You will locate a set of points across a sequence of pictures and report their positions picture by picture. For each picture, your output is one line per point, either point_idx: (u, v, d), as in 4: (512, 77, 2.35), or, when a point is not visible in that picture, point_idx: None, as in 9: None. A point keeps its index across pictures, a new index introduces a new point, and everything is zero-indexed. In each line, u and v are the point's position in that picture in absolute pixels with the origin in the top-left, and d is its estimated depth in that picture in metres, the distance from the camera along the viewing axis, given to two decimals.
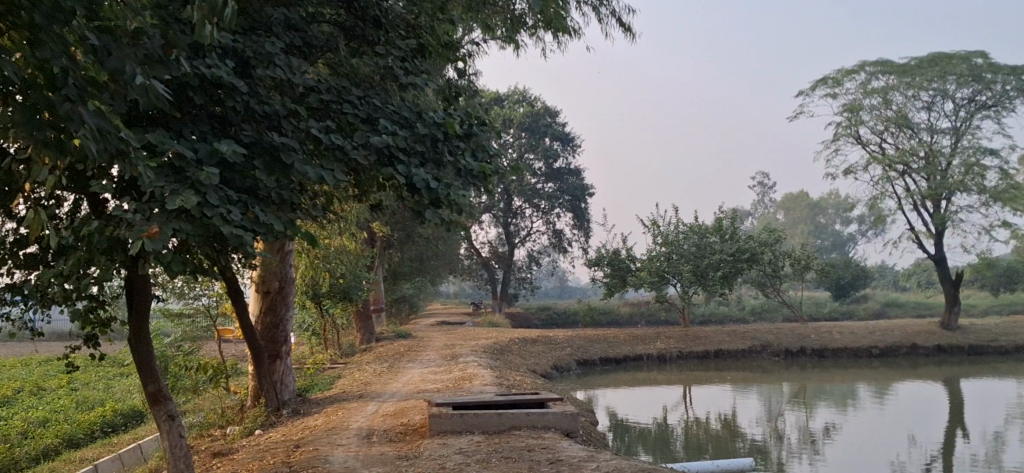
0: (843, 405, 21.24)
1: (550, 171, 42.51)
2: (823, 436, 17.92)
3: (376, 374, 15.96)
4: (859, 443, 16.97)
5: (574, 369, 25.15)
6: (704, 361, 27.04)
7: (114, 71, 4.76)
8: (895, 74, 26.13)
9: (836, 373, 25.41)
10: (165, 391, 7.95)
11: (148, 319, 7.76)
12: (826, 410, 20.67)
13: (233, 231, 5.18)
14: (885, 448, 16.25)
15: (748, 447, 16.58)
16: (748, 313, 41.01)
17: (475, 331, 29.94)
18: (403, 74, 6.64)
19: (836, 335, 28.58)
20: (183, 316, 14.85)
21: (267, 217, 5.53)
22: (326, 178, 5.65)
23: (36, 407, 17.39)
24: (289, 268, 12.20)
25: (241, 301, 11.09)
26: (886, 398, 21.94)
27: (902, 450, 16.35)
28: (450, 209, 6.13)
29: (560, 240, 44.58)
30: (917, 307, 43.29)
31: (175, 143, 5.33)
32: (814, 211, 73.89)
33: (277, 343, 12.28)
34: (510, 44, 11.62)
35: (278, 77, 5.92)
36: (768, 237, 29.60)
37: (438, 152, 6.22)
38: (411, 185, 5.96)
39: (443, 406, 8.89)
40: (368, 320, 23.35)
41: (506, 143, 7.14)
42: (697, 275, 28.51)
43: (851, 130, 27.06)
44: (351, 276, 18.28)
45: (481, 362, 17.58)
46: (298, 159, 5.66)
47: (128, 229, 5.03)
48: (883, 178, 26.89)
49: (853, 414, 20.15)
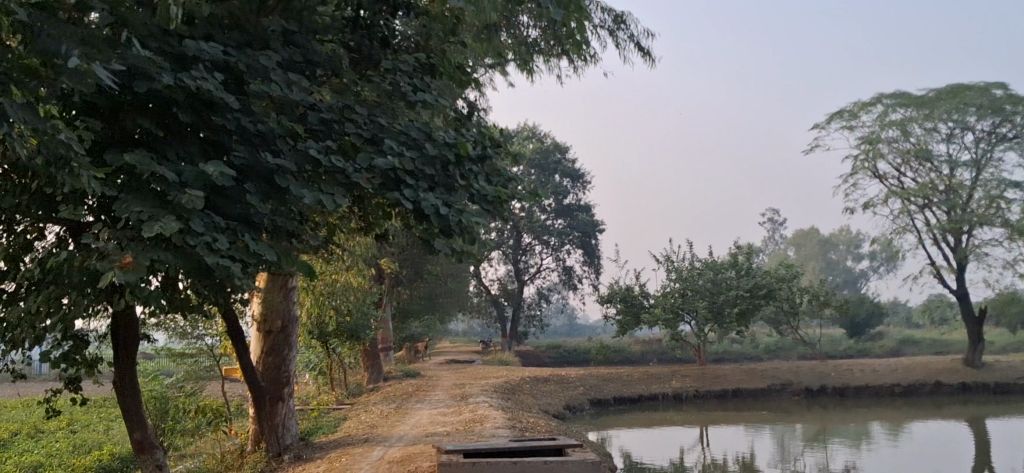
0: (863, 444, 20.55)
1: (560, 207, 41.99)
2: None
3: (384, 415, 15.30)
4: None
5: (588, 408, 24.45)
6: (722, 401, 26.28)
7: (51, 55, 4.24)
8: (914, 106, 25.62)
9: (856, 412, 24.64)
10: (152, 439, 7.34)
11: (133, 362, 7.20)
12: (845, 450, 19.95)
13: (221, 262, 4.65)
14: None
15: None
16: (762, 351, 40.26)
17: (485, 369, 29.23)
18: (411, 92, 6.05)
19: (857, 373, 27.82)
20: (186, 356, 14.10)
21: (258, 245, 4.99)
22: (326, 202, 5.08)
23: (32, 450, 16.73)
24: (291, 304, 11.63)
25: (242, 342, 10.51)
26: (902, 437, 21.28)
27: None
28: (463, 239, 5.53)
29: (571, 277, 43.98)
30: (934, 343, 42.45)
31: (157, 163, 4.82)
32: (825, 247, 73.25)
33: (280, 383, 11.66)
34: (522, 71, 11.08)
35: (274, 93, 5.33)
36: (785, 272, 28.93)
37: (448, 176, 5.60)
38: (420, 211, 5.38)
39: (454, 454, 8.24)
40: (376, 359, 22.72)
41: (523, 168, 6.57)
42: (712, 311, 27.79)
43: (870, 162, 26.49)
44: (358, 314, 17.71)
45: (493, 402, 16.92)
46: (293, 181, 5.11)
47: (100, 259, 4.52)
48: (903, 212, 26.28)
49: (874, 454, 19.45)
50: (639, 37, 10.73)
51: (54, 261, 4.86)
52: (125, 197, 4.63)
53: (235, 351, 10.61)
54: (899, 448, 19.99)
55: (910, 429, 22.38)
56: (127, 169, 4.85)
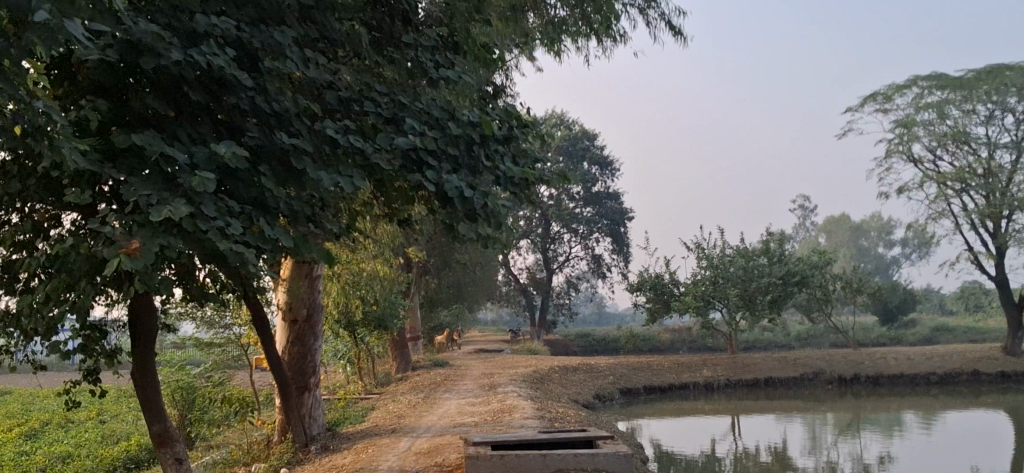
0: (896, 433, 20.16)
1: (588, 195, 41.63)
2: (879, 467, 16.84)
3: (411, 406, 15.11)
4: None
5: (618, 398, 24.15)
6: (754, 390, 25.90)
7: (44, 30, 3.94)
8: (951, 88, 25.03)
9: (891, 401, 24.18)
10: (172, 432, 7.16)
11: (153, 352, 7.01)
12: (879, 439, 19.57)
13: (235, 248, 4.41)
14: None
15: None
16: (793, 339, 39.77)
17: (514, 358, 29.00)
18: (434, 69, 5.78)
19: (892, 362, 27.33)
20: (213, 346, 13.78)
21: (274, 231, 4.74)
22: (345, 185, 4.83)
23: (61, 441, 16.69)
24: (317, 293, 11.45)
25: (267, 332, 10.33)
26: (935, 426, 20.85)
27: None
28: (490, 224, 5.27)
29: (599, 265, 43.66)
30: (970, 331, 41.75)
31: (167, 145, 4.60)
32: (856, 234, 72.41)
33: (306, 373, 11.47)
34: (550, 52, 10.78)
35: (289, 71, 5.10)
36: (818, 259, 28.46)
37: (473, 156, 5.33)
38: (443, 194, 5.12)
39: (482, 446, 8.01)
40: (404, 348, 22.55)
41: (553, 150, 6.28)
42: (744, 300, 27.37)
43: (905, 146, 25.95)
44: (385, 303, 17.53)
45: (522, 391, 16.68)
46: (311, 163, 4.87)
47: (107, 245, 4.30)
48: (939, 197, 25.73)
49: (909, 444, 19.04)
50: (670, 16, 10.42)
51: (63, 248, 4.65)
52: (133, 181, 4.42)
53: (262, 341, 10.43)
54: (934, 437, 19.57)
55: (943, 418, 21.92)
56: (136, 152, 4.64)
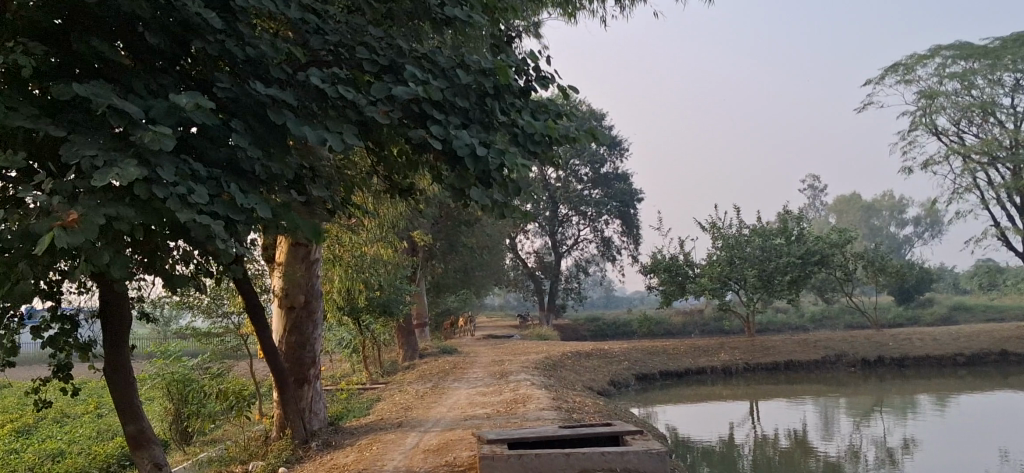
0: (913, 415, 19.46)
1: (596, 176, 40.72)
2: (903, 451, 16.09)
3: (418, 396, 14.33)
4: (943, 458, 15.21)
5: (633, 384, 23.34)
6: (774, 374, 25.10)
7: None
8: (978, 58, 24.16)
9: (915, 383, 23.36)
10: (148, 433, 6.36)
11: (125, 344, 6.24)
12: (897, 422, 18.83)
13: (201, 219, 3.61)
14: (971, 466, 14.51)
15: (822, 467, 14.81)
16: (807, 320, 38.93)
17: (524, 344, 28.19)
18: (440, 9, 4.93)
19: (915, 342, 26.51)
20: (211, 336, 12.92)
21: (249, 199, 3.93)
22: (333, 142, 4.02)
23: (54, 437, 15.89)
24: (314, 279, 10.64)
25: (262, 321, 9.53)
26: (949, 408, 20.12)
27: (995, 466, 14.60)
28: (507, 189, 4.47)
29: (609, 248, 42.83)
30: (987, 310, 40.95)
31: (116, 95, 3.79)
32: (866, 213, 71.52)
33: (305, 365, 10.67)
34: (566, 11, 9.96)
35: (266, 7, 4.25)
36: (837, 238, 27.66)
37: (485, 109, 4.51)
38: (453, 153, 4.31)
39: (497, 445, 7.19)
40: (411, 335, 21.78)
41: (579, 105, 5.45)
42: (762, 281, 26.50)
43: (928, 118, 25.10)
44: (390, 288, 16.75)
45: (535, 379, 15.88)
46: (292, 117, 4.06)
47: (39, 215, 3.47)
48: (966, 171, 24.90)
49: (928, 426, 18.31)
50: None
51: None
52: (72, 138, 3.60)
53: (256, 331, 9.62)
54: (953, 419, 18.86)
55: (956, 399, 21.22)
56: (79, 107, 3.82)
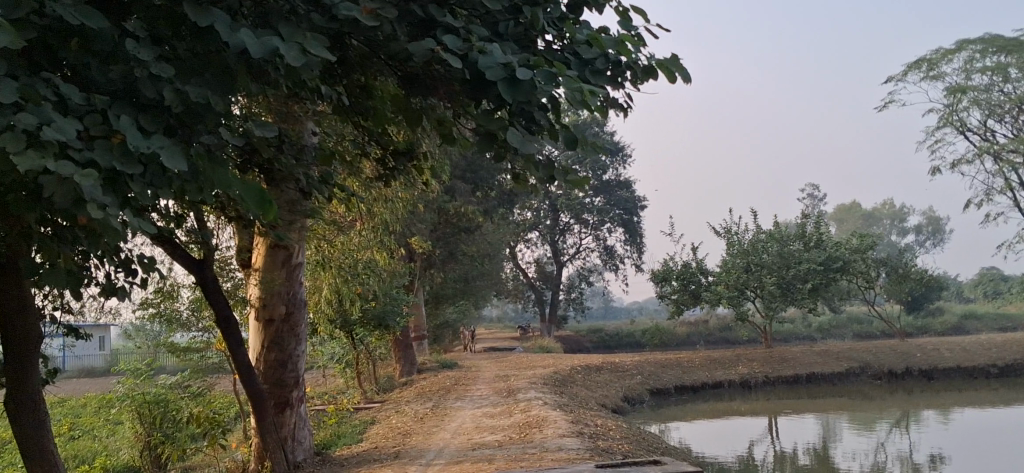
0: (916, 429, 18.13)
1: (599, 183, 39.22)
2: (932, 467, 14.66)
3: (418, 417, 12.80)
4: None
5: (646, 400, 21.77)
6: (795, 388, 23.52)
7: None
8: (1011, 51, 22.83)
9: (944, 396, 21.89)
10: None
11: (30, 359, 4.67)
12: (904, 435, 17.56)
13: (58, 169, 2.17)
14: None
15: None
16: (818, 330, 37.50)
17: (526, 358, 26.58)
18: None
19: (943, 354, 25.04)
20: (189, 352, 11.24)
21: (150, 140, 2.49)
22: (289, 53, 2.57)
23: (11, 465, 14.20)
24: (297, 286, 9.08)
25: (235, 336, 7.94)
26: (953, 421, 18.76)
27: None
28: (553, 138, 3.04)
29: (612, 257, 41.35)
30: (1000, 319, 39.66)
31: None
32: (868, 222, 70.09)
33: (286, 386, 9.13)
34: None
35: None
36: (858, 243, 26.22)
37: (522, 19, 3.09)
38: (476, 77, 2.87)
39: None
40: (408, 349, 20.24)
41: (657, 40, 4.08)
42: (782, 288, 25.02)
43: (958, 115, 23.67)
44: (383, 296, 15.25)
45: (544, 398, 14.40)
46: (226, 18, 2.65)
47: None
48: (997, 172, 23.50)
49: (944, 440, 16.90)
50: None
51: None
52: None
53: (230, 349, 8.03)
54: (963, 434, 17.41)
55: (960, 412, 19.88)
56: None
